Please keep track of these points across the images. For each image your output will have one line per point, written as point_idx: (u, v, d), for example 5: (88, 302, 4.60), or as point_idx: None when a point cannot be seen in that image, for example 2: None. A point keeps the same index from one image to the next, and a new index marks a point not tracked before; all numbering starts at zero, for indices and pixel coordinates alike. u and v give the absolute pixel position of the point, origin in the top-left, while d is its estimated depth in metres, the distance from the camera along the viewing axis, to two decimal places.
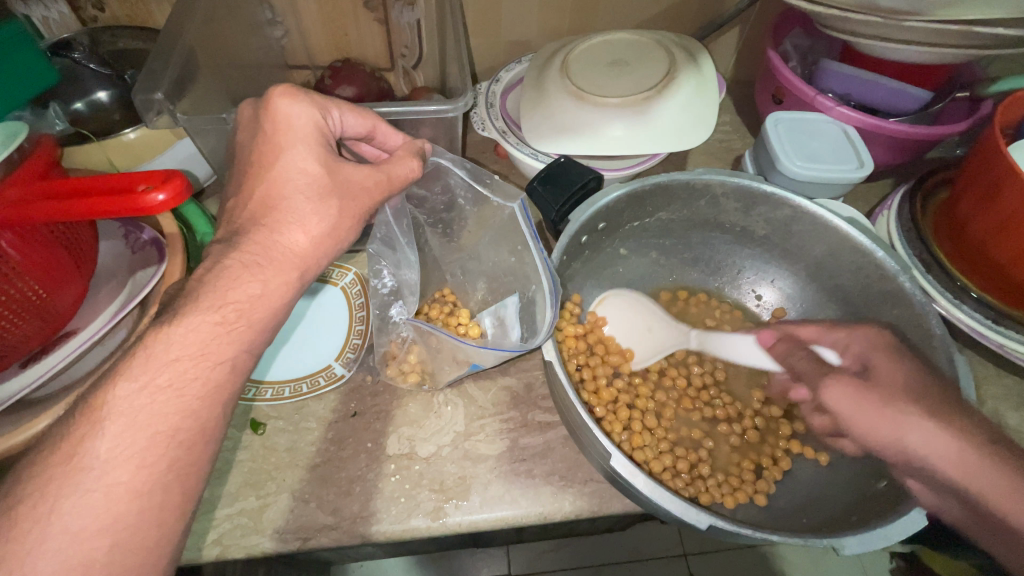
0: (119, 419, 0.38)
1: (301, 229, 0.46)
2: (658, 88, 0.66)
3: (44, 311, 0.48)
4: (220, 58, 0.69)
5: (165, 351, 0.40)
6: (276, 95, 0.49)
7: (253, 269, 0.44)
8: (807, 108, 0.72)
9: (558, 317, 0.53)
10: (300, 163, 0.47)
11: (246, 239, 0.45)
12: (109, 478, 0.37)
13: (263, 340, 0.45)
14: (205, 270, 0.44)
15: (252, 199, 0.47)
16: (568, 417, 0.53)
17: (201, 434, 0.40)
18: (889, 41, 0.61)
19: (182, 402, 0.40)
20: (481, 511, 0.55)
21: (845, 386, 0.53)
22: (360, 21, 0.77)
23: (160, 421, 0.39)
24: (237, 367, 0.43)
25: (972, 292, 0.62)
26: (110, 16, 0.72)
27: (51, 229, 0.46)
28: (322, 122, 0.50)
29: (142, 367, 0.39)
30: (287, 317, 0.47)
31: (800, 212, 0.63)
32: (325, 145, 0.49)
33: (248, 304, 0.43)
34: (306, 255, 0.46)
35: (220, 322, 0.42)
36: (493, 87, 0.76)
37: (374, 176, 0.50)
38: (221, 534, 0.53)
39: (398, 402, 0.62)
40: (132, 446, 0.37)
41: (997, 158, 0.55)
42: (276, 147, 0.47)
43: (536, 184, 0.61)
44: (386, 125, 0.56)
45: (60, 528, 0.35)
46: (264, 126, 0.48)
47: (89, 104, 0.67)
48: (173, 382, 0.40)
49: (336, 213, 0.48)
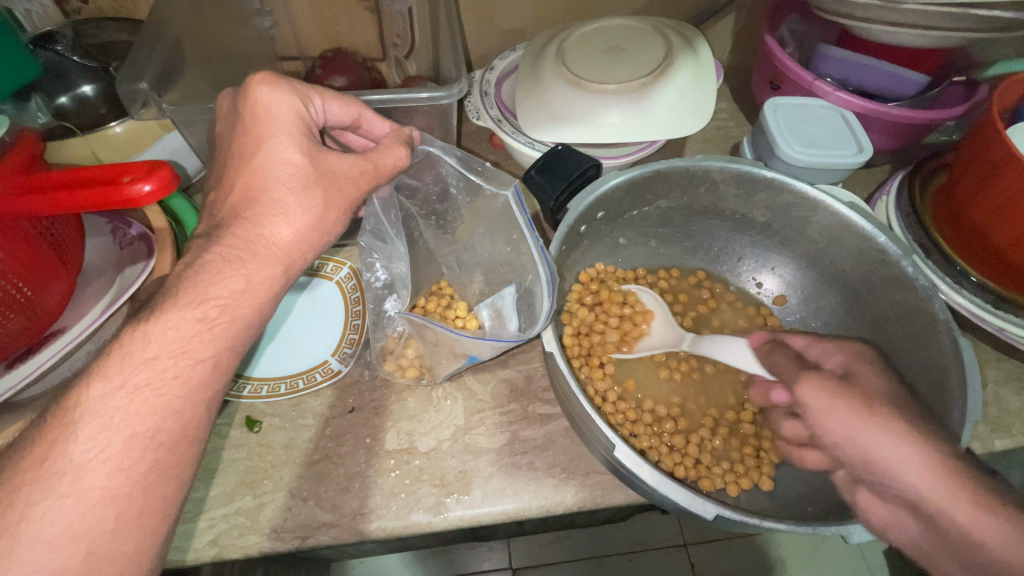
0: (95, 422, 0.37)
1: (284, 222, 0.45)
2: (655, 74, 0.65)
3: (31, 309, 0.46)
4: (206, 48, 0.67)
5: (143, 350, 0.39)
6: (255, 83, 0.47)
7: (234, 263, 0.43)
8: (805, 93, 0.71)
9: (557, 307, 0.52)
10: (283, 153, 0.46)
11: (226, 233, 0.44)
12: (86, 481, 0.36)
13: (248, 337, 0.44)
14: (185, 265, 0.43)
15: (234, 191, 0.46)
16: (569, 407, 0.52)
17: (183, 435, 0.39)
18: (885, 24, 0.60)
19: (161, 403, 0.38)
20: (482, 505, 0.55)
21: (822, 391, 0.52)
22: (350, 10, 0.75)
23: (137, 421, 0.38)
24: (220, 364, 0.42)
25: (971, 276, 0.62)
26: (94, 7, 0.70)
27: (36, 224, 0.45)
28: (304, 111, 0.48)
29: (119, 366, 0.38)
30: (273, 313, 0.46)
31: (800, 198, 0.62)
32: (306, 134, 0.47)
33: (231, 300, 0.42)
34: (291, 248, 0.45)
35: (201, 318, 0.41)
36: (487, 75, 0.75)
37: (359, 166, 0.49)
38: (217, 534, 0.52)
39: (397, 397, 0.61)
40: (109, 448, 0.36)
41: (997, 142, 0.55)
42: (257, 137, 0.46)
43: (534, 173, 0.61)
44: (372, 113, 0.55)
45: (32, 535, 0.34)
46: (243, 116, 0.47)
47: (74, 99, 0.66)
48: (151, 382, 0.39)
49: (320, 205, 0.46)
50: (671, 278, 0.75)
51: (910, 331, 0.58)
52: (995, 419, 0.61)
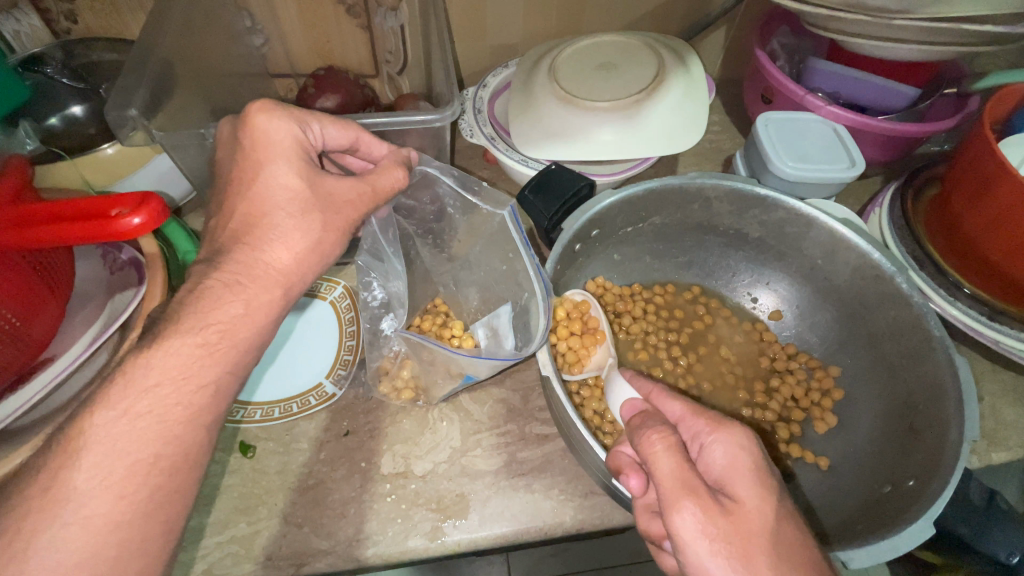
0: (97, 450, 0.36)
1: (284, 247, 0.45)
2: (648, 91, 0.65)
3: (20, 339, 0.45)
4: (198, 68, 0.66)
5: (145, 376, 0.38)
6: (254, 110, 0.47)
7: (234, 288, 0.43)
8: (797, 107, 0.71)
9: (552, 324, 0.52)
10: (282, 178, 0.45)
11: (226, 259, 0.43)
12: (88, 510, 0.35)
13: (248, 362, 0.43)
14: (185, 292, 0.42)
15: (234, 216, 0.45)
16: (565, 427, 0.52)
17: (184, 461, 0.39)
18: (874, 40, 0.60)
19: (163, 429, 0.38)
20: (480, 529, 0.54)
21: (702, 508, 0.39)
22: (342, 27, 0.75)
23: (140, 448, 0.37)
24: (221, 390, 0.41)
25: (965, 288, 0.62)
26: (84, 28, 0.69)
27: (23, 256, 0.45)
28: (302, 136, 0.48)
29: (120, 393, 0.38)
30: (272, 337, 0.45)
31: (793, 215, 0.62)
32: (305, 159, 0.47)
33: (231, 325, 0.42)
34: (290, 272, 0.45)
35: (202, 344, 0.40)
36: (480, 92, 0.75)
37: (358, 188, 0.49)
38: (212, 562, 0.52)
39: (392, 419, 0.61)
40: (111, 477, 0.36)
41: (989, 154, 0.55)
42: (256, 163, 0.46)
43: (529, 193, 0.61)
44: (369, 135, 0.54)
45: (36, 564, 0.33)
46: (242, 142, 0.46)
47: (64, 119, 0.65)
48: (153, 408, 0.38)
49: (319, 228, 0.46)
50: (671, 293, 0.75)
51: (906, 346, 0.57)
52: (992, 432, 0.62)
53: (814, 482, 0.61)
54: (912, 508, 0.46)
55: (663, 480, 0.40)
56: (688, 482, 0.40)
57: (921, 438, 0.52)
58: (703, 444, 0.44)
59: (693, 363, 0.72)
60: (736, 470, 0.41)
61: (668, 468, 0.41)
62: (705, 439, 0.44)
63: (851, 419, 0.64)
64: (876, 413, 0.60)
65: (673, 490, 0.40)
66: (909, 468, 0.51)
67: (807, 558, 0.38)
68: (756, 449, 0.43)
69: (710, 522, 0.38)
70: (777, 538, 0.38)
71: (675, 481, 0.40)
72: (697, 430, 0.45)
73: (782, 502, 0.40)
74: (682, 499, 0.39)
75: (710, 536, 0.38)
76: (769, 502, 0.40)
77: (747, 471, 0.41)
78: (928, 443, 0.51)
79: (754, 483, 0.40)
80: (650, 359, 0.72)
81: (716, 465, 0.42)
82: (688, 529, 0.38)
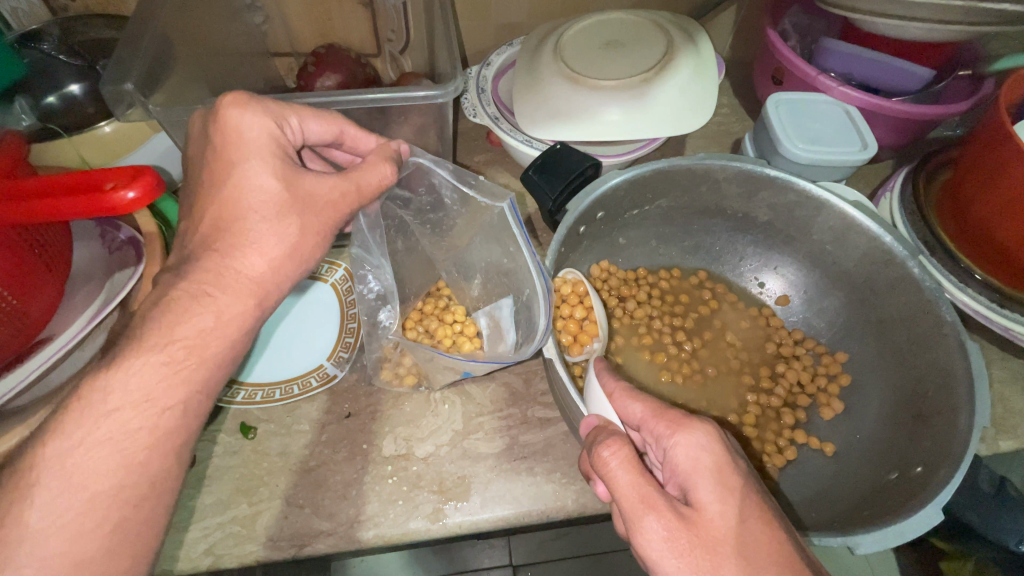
0: (53, 483, 0.35)
1: (257, 254, 0.43)
2: (656, 69, 0.64)
3: (16, 317, 0.44)
4: (195, 45, 0.65)
5: (103, 403, 0.37)
6: (227, 104, 0.45)
7: (202, 299, 0.42)
8: (808, 88, 0.69)
9: (553, 324, 0.51)
10: (256, 178, 0.44)
11: (195, 267, 0.42)
12: (43, 550, 0.34)
13: (218, 380, 0.43)
14: (151, 304, 0.41)
15: (205, 220, 0.44)
16: (568, 411, 0.52)
17: (151, 488, 0.38)
18: (889, 18, 0.58)
19: (125, 458, 0.37)
20: (481, 511, 0.54)
21: (667, 523, 0.38)
22: (343, 6, 0.73)
23: (100, 480, 0.36)
24: (190, 410, 0.40)
25: (976, 274, 0.60)
26: (81, 4, 0.68)
27: (18, 231, 0.44)
28: (279, 133, 0.46)
29: (77, 422, 0.37)
30: (246, 348, 0.44)
31: (804, 197, 0.61)
32: (282, 157, 0.46)
33: (198, 340, 0.41)
34: (265, 280, 0.44)
35: (168, 362, 0.40)
36: (484, 71, 0.73)
37: (341, 187, 0.47)
38: (212, 543, 0.52)
39: (393, 403, 0.60)
40: (68, 512, 0.35)
41: (1005, 137, 0.53)
42: (228, 163, 0.44)
43: (531, 173, 0.60)
44: (354, 128, 0.53)
45: None
46: (214, 140, 0.45)
47: (63, 98, 0.63)
48: (113, 436, 0.37)
49: (296, 232, 0.45)
50: (676, 278, 0.74)
51: (917, 332, 0.56)
52: (1002, 420, 0.61)
53: (820, 467, 0.61)
54: (920, 496, 0.45)
55: (622, 499, 0.40)
56: (647, 495, 0.39)
57: (930, 424, 0.51)
58: (665, 447, 0.42)
59: (699, 348, 0.72)
60: (697, 474, 0.40)
61: (627, 486, 0.40)
62: (666, 443, 0.42)
63: (857, 405, 0.63)
64: (883, 399, 0.60)
65: (635, 506, 0.39)
66: (916, 456, 0.51)
67: (776, 558, 0.37)
68: (718, 448, 0.41)
69: (674, 535, 0.38)
70: (774, 527, 0.39)
71: (636, 497, 0.39)
72: (658, 433, 0.43)
73: (747, 501, 0.39)
74: (643, 516, 0.39)
75: (677, 553, 0.38)
76: (731, 504, 0.39)
77: (707, 474, 0.40)
78: (936, 430, 0.50)
79: (716, 487, 0.39)
80: (654, 344, 0.71)
81: (679, 468, 0.41)
82: (656, 547, 0.38)
